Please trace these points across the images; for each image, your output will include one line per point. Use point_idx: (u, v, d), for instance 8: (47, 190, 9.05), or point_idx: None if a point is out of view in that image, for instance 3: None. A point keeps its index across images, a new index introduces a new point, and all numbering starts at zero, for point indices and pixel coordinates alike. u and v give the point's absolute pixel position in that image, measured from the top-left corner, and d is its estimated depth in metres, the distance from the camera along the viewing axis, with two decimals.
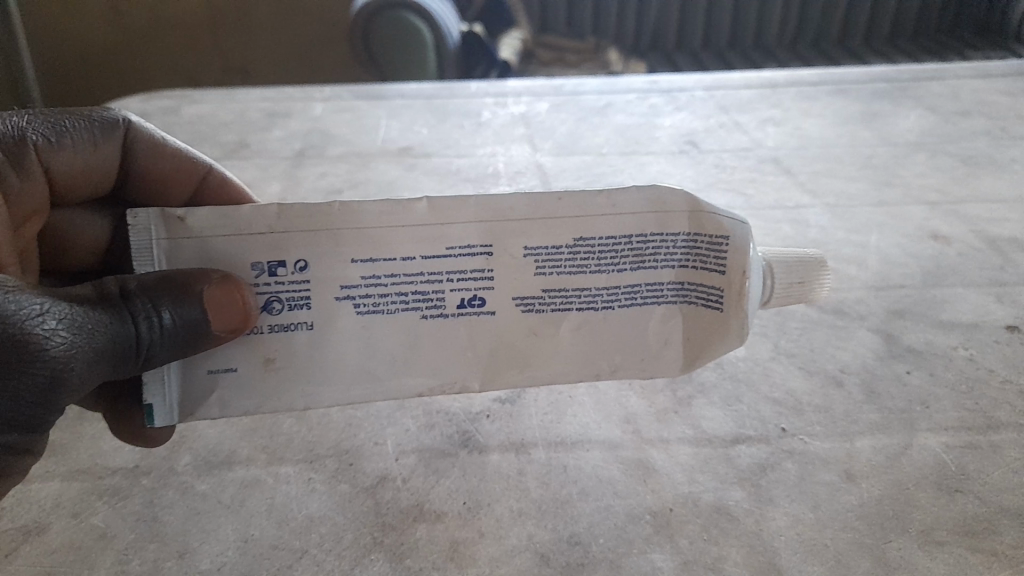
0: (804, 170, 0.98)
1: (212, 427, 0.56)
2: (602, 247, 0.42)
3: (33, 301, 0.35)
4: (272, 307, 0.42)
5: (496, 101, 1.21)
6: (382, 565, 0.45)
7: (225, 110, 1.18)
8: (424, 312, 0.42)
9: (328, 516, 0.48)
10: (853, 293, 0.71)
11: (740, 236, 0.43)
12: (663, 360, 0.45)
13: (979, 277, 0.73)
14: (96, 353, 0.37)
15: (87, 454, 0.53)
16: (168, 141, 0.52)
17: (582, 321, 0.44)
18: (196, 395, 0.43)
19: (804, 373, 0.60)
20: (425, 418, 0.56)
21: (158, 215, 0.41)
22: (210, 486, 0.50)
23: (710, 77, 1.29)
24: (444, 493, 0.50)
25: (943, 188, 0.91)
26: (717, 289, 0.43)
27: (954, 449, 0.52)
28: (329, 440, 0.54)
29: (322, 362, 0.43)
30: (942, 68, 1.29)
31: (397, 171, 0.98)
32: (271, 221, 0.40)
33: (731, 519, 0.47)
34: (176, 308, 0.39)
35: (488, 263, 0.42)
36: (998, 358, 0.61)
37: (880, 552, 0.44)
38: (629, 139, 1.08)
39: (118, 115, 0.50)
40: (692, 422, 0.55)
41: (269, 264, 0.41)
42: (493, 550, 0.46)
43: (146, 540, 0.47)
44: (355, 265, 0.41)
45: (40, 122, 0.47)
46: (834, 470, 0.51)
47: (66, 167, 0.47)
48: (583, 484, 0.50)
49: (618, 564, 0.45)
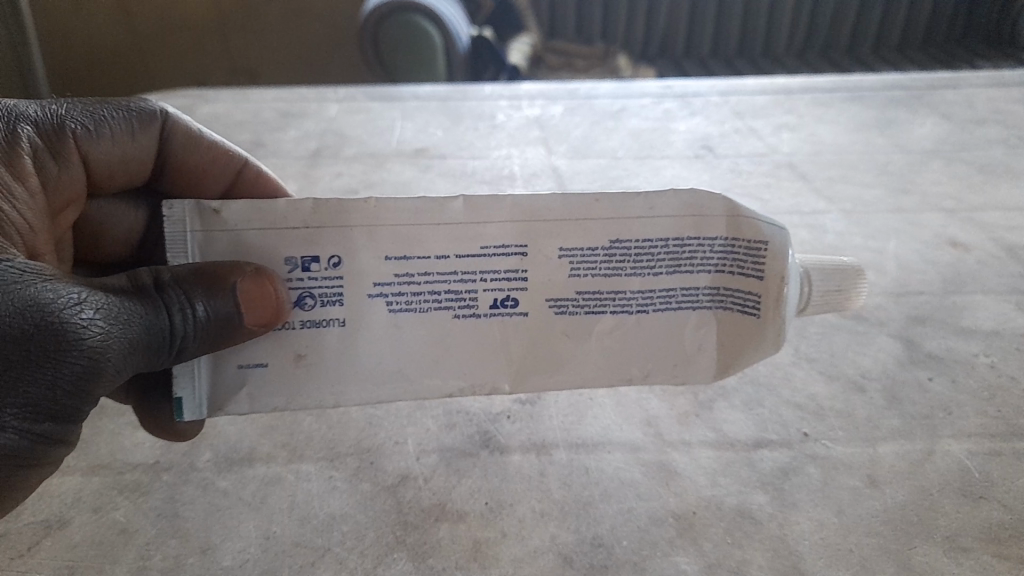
0: (819, 176, 0.98)
1: (232, 424, 0.56)
2: (638, 250, 0.42)
3: (69, 291, 0.35)
4: (304, 303, 0.42)
5: (510, 103, 1.21)
6: (404, 564, 0.45)
7: (239, 110, 1.19)
8: (457, 312, 0.42)
9: (350, 514, 0.48)
10: (872, 298, 0.70)
11: (779, 241, 0.42)
12: (696, 366, 0.45)
13: (998, 284, 0.72)
14: (130, 343, 0.37)
15: (107, 450, 0.53)
16: (204, 134, 0.52)
17: (615, 325, 0.44)
18: (225, 390, 0.43)
19: (825, 378, 0.60)
20: (446, 418, 0.56)
21: (194, 207, 0.41)
22: (230, 482, 0.50)
23: (724, 83, 1.28)
24: (466, 493, 0.49)
25: (960, 195, 0.91)
26: (755, 294, 0.43)
27: (978, 456, 0.52)
28: (349, 438, 0.54)
29: (353, 362, 0.43)
30: (956, 77, 1.29)
31: (412, 172, 0.99)
32: (306, 217, 0.40)
33: (755, 523, 0.47)
34: (208, 299, 0.39)
35: (522, 263, 0.42)
36: (1020, 366, 0.61)
37: (906, 558, 0.44)
38: (645, 143, 1.08)
39: (155, 106, 0.50)
40: (713, 425, 0.55)
41: (302, 259, 0.41)
42: (516, 551, 0.45)
43: (168, 536, 0.46)
44: (389, 262, 0.41)
45: (79, 111, 0.46)
46: (857, 475, 0.50)
47: (101, 156, 0.47)
48: (605, 486, 0.50)
49: (641, 566, 0.44)
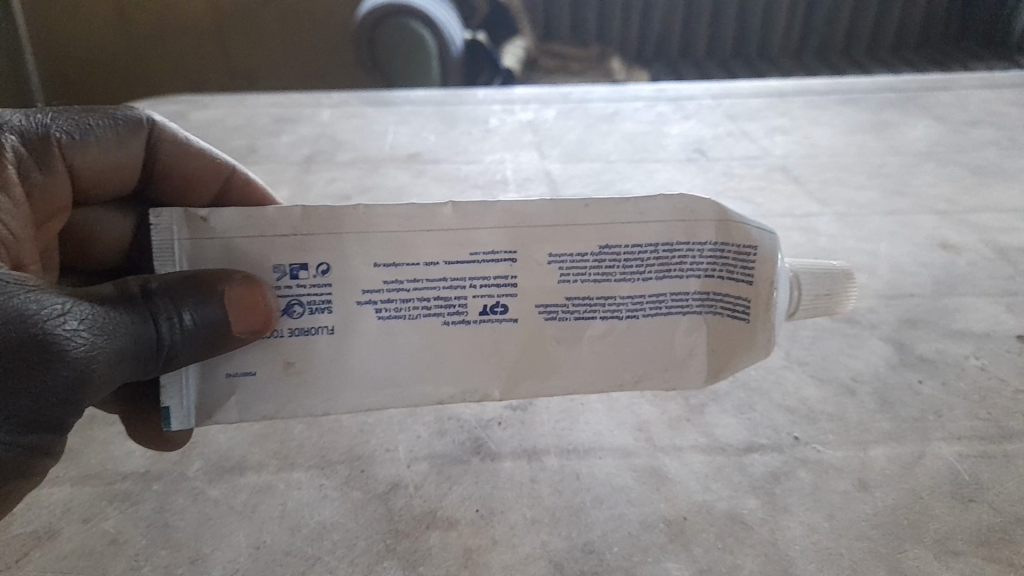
0: (812, 178, 0.98)
1: (223, 432, 0.56)
2: (628, 255, 0.42)
3: (54, 301, 0.35)
4: (292, 311, 0.42)
5: (504, 108, 1.21)
6: (395, 572, 0.45)
7: (232, 116, 1.19)
8: (446, 318, 0.42)
9: (341, 522, 0.48)
10: (865, 301, 0.71)
11: (769, 246, 0.42)
12: (687, 371, 0.45)
13: (991, 287, 0.73)
14: (116, 354, 0.37)
15: (98, 459, 0.53)
16: (191, 142, 0.52)
17: (605, 331, 0.44)
18: (214, 398, 0.43)
19: (817, 381, 0.60)
20: (437, 424, 0.56)
21: (181, 214, 0.41)
22: (221, 491, 0.50)
23: (717, 86, 1.29)
24: (458, 500, 0.49)
25: (952, 197, 0.91)
26: (744, 298, 0.43)
27: (968, 459, 0.52)
28: (341, 446, 0.54)
29: (343, 369, 0.43)
30: (950, 79, 1.29)
31: (405, 177, 0.99)
32: (294, 224, 0.40)
33: (746, 528, 0.47)
34: (196, 308, 0.39)
35: (511, 269, 0.42)
36: (1011, 368, 0.61)
37: (898, 563, 0.44)
38: (637, 147, 1.08)
39: (142, 115, 0.50)
40: (705, 430, 0.55)
41: (291, 267, 0.41)
42: (506, 558, 0.45)
43: (158, 546, 0.46)
44: (378, 269, 0.41)
45: (65, 120, 0.46)
46: (849, 478, 0.50)
47: (87, 165, 0.47)
48: (596, 492, 0.50)
49: (632, 572, 0.44)
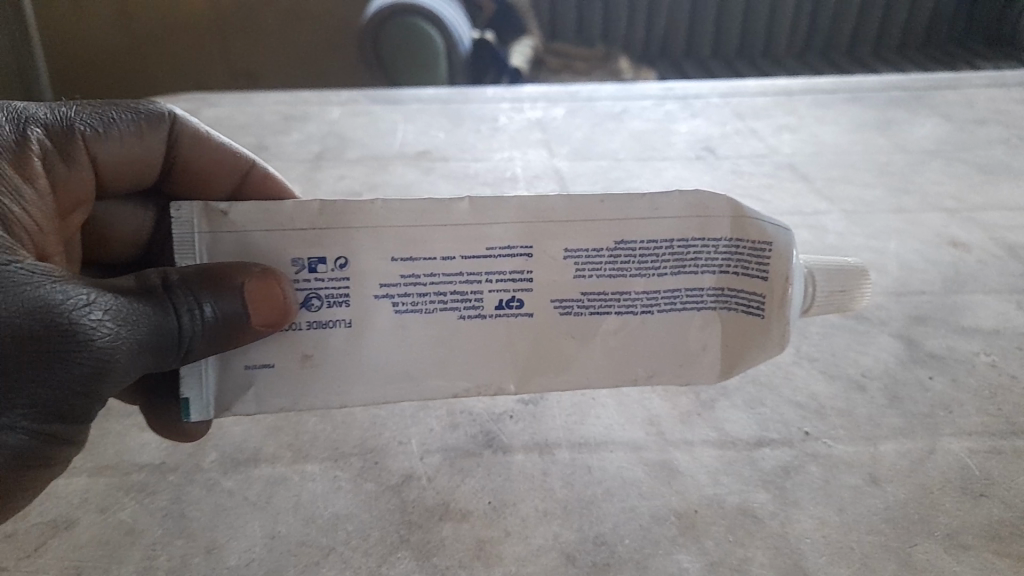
0: (820, 176, 0.98)
1: (237, 425, 0.56)
2: (643, 251, 0.42)
3: (80, 292, 0.36)
4: (310, 304, 0.42)
5: (512, 106, 1.22)
6: (409, 562, 0.45)
7: (241, 114, 1.19)
8: (462, 312, 0.43)
9: (354, 513, 0.48)
10: (873, 298, 0.71)
11: (784, 242, 0.43)
12: (700, 366, 0.45)
13: (999, 284, 0.73)
14: (139, 345, 0.38)
15: (114, 450, 0.54)
16: (211, 136, 0.53)
17: (620, 326, 0.44)
18: (232, 390, 0.44)
19: (826, 377, 0.60)
20: (449, 418, 0.56)
21: (201, 208, 0.41)
22: (236, 483, 0.51)
23: (725, 84, 1.29)
24: (470, 492, 0.50)
25: (961, 195, 0.91)
26: (759, 295, 0.44)
27: (978, 454, 0.52)
28: (353, 438, 0.55)
29: (360, 362, 0.44)
30: (957, 78, 1.29)
31: (414, 174, 0.99)
32: (312, 218, 0.41)
33: (757, 521, 0.47)
34: (216, 300, 0.40)
35: (527, 264, 0.42)
36: (1021, 364, 0.61)
37: (908, 557, 0.44)
38: (645, 145, 1.08)
39: (163, 108, 0.50)
40: (715, 424, 0.56)
41: (309, 260, 0.42)
42: (519, 550, 0.46)
43: (175, 535, 0.47)
44: (395, 263, 0.41)
45: (88, 113, 0.47)
46: (859, 473, 0.51)
47: (109, 157, 0.47)
48: (608, 484, 0.50)
49: (644, 564, 0.45)
